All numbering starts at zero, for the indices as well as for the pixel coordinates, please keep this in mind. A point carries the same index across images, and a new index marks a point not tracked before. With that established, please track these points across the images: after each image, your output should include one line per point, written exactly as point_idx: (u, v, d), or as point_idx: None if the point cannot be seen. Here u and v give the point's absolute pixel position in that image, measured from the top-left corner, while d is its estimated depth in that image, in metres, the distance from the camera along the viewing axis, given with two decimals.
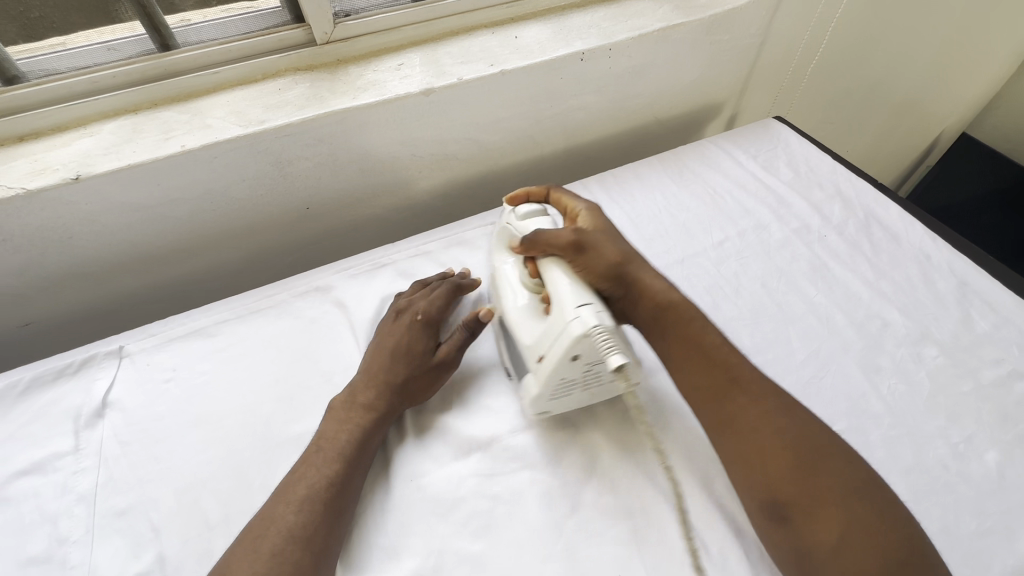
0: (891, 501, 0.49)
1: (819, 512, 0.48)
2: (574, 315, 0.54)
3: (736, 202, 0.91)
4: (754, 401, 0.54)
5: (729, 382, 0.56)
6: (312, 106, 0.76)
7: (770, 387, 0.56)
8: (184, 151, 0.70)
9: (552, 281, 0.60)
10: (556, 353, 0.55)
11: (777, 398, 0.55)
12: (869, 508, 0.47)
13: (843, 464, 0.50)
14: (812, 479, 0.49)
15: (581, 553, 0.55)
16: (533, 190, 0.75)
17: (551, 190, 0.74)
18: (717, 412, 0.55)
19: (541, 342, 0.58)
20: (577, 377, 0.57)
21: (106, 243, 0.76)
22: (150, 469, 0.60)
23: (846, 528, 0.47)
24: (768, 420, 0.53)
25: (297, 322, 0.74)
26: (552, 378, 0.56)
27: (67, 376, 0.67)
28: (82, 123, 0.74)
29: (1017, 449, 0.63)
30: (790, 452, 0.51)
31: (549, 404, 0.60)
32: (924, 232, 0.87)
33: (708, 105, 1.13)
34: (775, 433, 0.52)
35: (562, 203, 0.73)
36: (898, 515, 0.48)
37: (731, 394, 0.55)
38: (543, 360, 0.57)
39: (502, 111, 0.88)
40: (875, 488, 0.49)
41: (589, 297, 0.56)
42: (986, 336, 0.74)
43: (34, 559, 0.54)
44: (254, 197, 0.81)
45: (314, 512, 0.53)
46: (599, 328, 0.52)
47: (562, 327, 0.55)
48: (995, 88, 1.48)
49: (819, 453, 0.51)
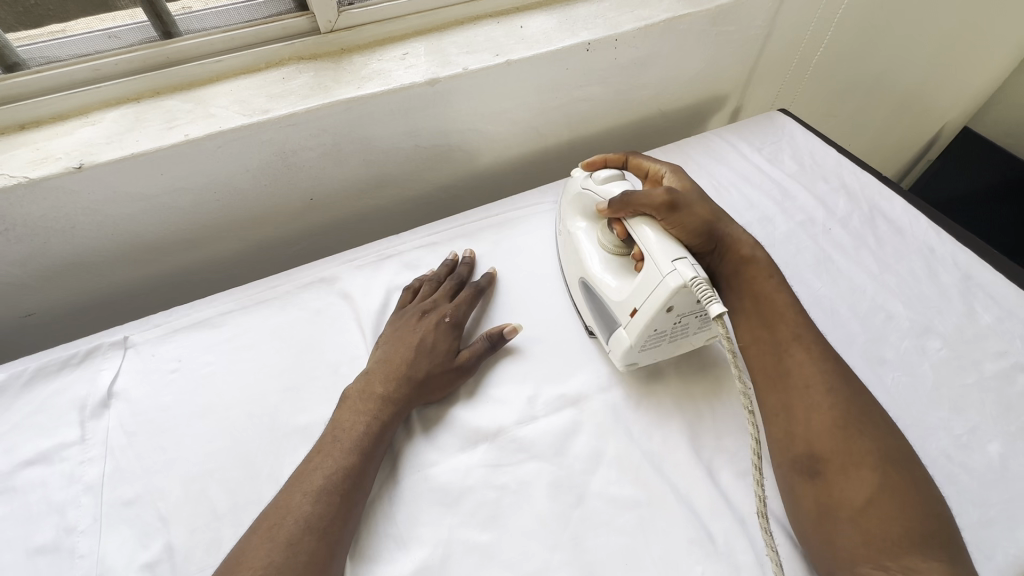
0: (926, 478, 0.51)
1: (854, 471, 0.52)
2: (669, 268, 0.58)
3: (741, 194, 0.91)
4: (810, 364, 0.59)
5: (794, 341, 0.61)
6: (317, 95, 0.75)
7: (831, 355, 0.60)
8: (188, 140, 0.70)
9: (640, 236, 0.63)
10: (654, 303, 0.59)
11: (835, 366, 0.59)
12: (902, 477, 0.51)
13: (888, 434, 0.54)
14: (854, 440, 0.53)
15: (588, 542, 0.56)
16: (611, 156, 0.79)
17: (630, 156, 0.78)
18: (776, 368, 0.61)
19: (635, 295, 0.62)
20: (668, 329, 0.61)
21: (110, 233, 0.76)
22: (157, 459, 0.60)
23: (874, 488, 0.50)
24: (820, 383, 0.57)
25: (303, 313, 0.74)
26: (648, 330, 0.61)
27: (71, 367, 0.67)
28: (84, 112, 0.73)
29: (1019, 440, 0.64)
30: (837, 412, 0.55)
31: (639, 357, 0.64)
32: (929, 225, 0.87)
33: (712, 97, 1.13)
34: (827, 396, 0.56)
35: (642, 167, 0.77)
36: (928, 491, 0.50)
37: (792, 352, 0.60)
38: (638, 313, 0.61)
39: (508, 101, 0.88)
40: (909, 461, 0.52)
41: (680, 252, 0.60)
42: (990, 328, 0.74)
43: (42, 548, 0.54)
44: (258, 187, 0.81)
45: (331, 504, 0.53)
46: (697, 279, 0.55)
47: (658, 279, 0.59)
48: (996, 80, 1.46)
49: (869, 417, 0.55)
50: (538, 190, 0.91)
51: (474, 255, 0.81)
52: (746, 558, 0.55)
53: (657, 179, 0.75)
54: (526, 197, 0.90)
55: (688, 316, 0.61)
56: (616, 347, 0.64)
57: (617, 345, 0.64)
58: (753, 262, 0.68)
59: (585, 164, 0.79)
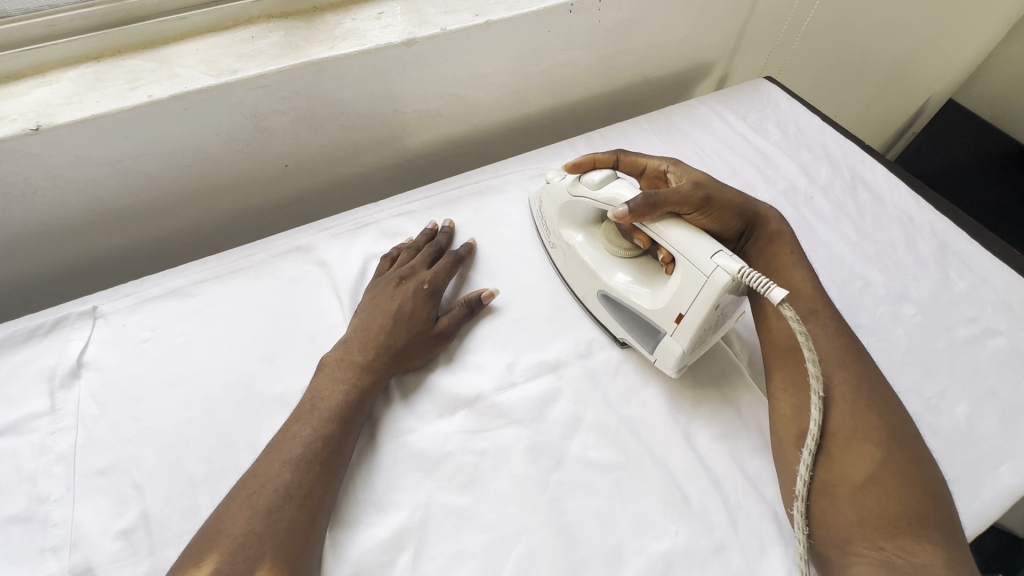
0: (926, 460, 0.53)
1: (858, 447, 0.53)
2: (712, 265, 0.56)
3: (725, 163, 0.90)
4: (826, 339, 0.60)
5: (810, 315, 0.62)
6: (288, 56, 0.72)
7: (846, 331, 0.62)
8: (153, 101, 0.67)
9: (667, 238, 0.60)
10: (704, 304, 0.57)
11: (850, 344, 0.60)
12: (903, 457, 0.52)
13: (894, 413, 0.55)
14: (863, 417, 0.54)
15: (565, 504, 0.57)
16: (600, 157, 0.75)
17: (620, 156, 0.76)
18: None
19: (678, 300, 0.59)
20: (712, 325, 0.60)
21: (76, 199, 0.73)
22: (130, 429, 0.60)
23: (875, 465, 0.52)
24: (835, 358, 0.58)
25: (278, 282, 0.72)
26: (699, 332, 0.59)
27: (39, 337, 0.65)
28: (39, 71, 0.69)
29: (986, 403, 0.65)
30: (848, 389, 0.56)
31: (687, 358, 0.62)
32: (908, 194, 0.87)
33: (699, 64, 1.11)
34: (840, 372, 0.58)
35: (638, 164, 0.76)
36: (925, 472, 0.52)
37: (808, 326, 0.62)
38: (686, 316, 0.58)
39: (489, 65, 0.85)
40: (914, 444, 0.54)
41: (713, 244, 0.58)
42: (963, 295, 0.75)
43: (14, 517, 0.54)
44: (229, 153, 0.78)
45: (310, 471, 0.53)
46: (744, 270, 0.54)
47: (702, 280, 0.56)
48: (987, 51, 1.45)
49: (879, 394, 0.56)
50: (519, 158, 0.90)
51: (454, 225, 0.79)
52: (719, 518, 0.57)
53: (657, 175, 0.75)
54: (507, 165, 0.88)
55: (731, 304, 0.60)
56: (666, 356, 0.62)
57: (666, 353, 0.62)
58: (778, 237, 0.70)
59: (567, 166, 0.74)
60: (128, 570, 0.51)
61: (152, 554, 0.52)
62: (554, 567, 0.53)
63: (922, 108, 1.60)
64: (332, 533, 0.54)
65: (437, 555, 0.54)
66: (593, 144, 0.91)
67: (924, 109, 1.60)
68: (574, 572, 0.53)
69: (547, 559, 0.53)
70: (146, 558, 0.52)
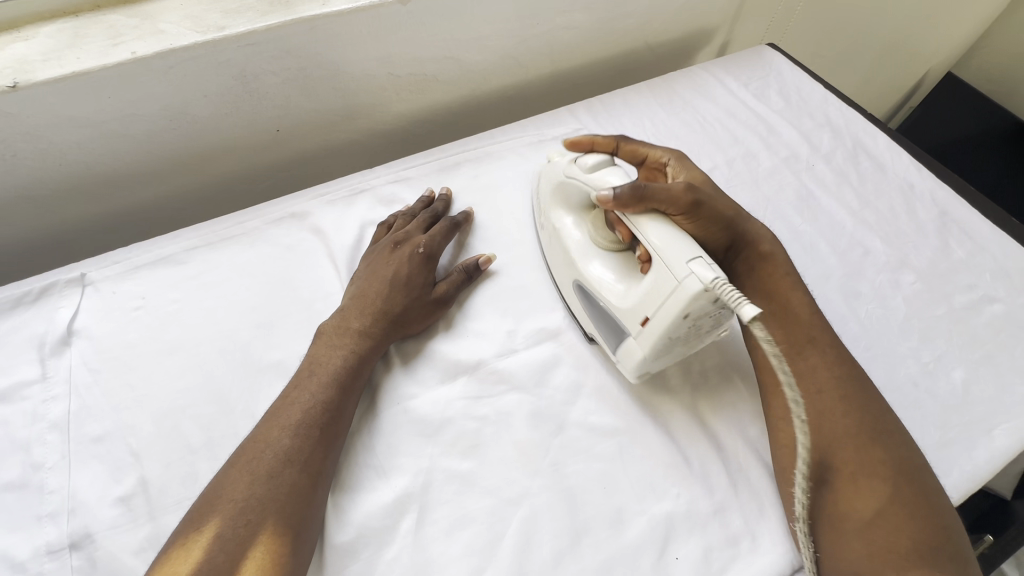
0: (936, 490, 0.49)
1: (864, 481, 0.49)
2: (685, 271, 0.51)
3: (727, 130, 0.89)
4: (825, 369, 0.56)
5: (808, 344, 0.58)
6: (278, 12, 0.69)
7: (846, 358, 0.57)
8: (136, 59, 0.64)
9: (647, 235, 0.55)
10: (671, 311, 0.52)
11: (849, 373, 0.55)
12: (913, 491, 0.48)
13: (901, 444, 0.51)
14: (868, 451, 0.50)
15: (567, 468, 0.57)
16: (599, 140, 0.70)
17: (622, 142, 0.70)
18: (787, 369, 0.57)
19: (646, 302, 0.55)
20: (682, 335, 0.55)
21: (58, 163, 0.70)
22: (125, 396, 0.58)
23: (885, 498, 0.48)
24: (834, 390, 0.54)
25: (273, 249, 0.71)
26: (662, 339, 0.54)
27: (26, 304, 0.63)
28: (15, 25, 0.66)
29: (981, 368, 0.66)
30: (852, 419, 0.52)
31: (651, 364, 0.58)
32: (910, 162, 0.87)
33: (700, 30, 1.08)
34: (841, 403, 0.53)
35: (637, 154, 0.69)
36: (936, 501, 0.48)
37: (806, 355, 0.57)
38: (650, 322, 0.54)
39: (486, 27, 0.82)
40: (924, 473, 0.50)
41: (694, 249, 0.52)
42: (961, 263, 0.76)
43: (9, 485, 0.53)
44: (217, 116, 0.75)
45: (309, 437, 0.52)
46: (718, 281, 0.49)
47: (672, 285, 0.52)
48: (989, 22, 1.42)
49: (885, 427, 0.52)
50: (518, 124, 0.87)
51: (451, 193, 0.77)
52: (719, 480, 0.57)
53: (658, 166, 0.69)
54: (506, 132, 0.86)
55: (708, 317, 0.54)
56: (627, 358, 0.58)
57: (627, 356, 0.58)
58: (771, 258, 0.64)
59: (568, 145, 0.72)
60: (128, 535, 0.51)
61: (152, 519, 0.52)
62: (557, 528, 0.53)
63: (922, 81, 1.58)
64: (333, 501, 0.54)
65: (440, 518, 0.54)
66: (593, 111, 0.89)
67: (923, 83, 1.59)
68: (577, 533, 0.53)
69: (550, 521, 0.54)
70: (146, 524, 0.52)
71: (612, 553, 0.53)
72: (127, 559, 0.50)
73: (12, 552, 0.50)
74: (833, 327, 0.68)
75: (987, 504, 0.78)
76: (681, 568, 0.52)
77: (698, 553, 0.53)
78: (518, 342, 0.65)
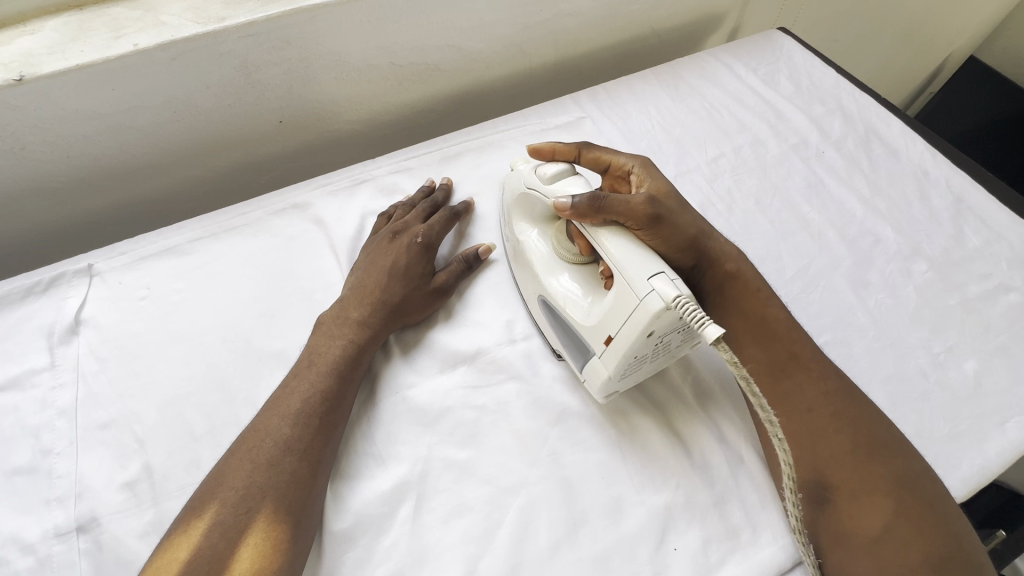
0: (940, 495, 0.47)
1: (865, 498, 0.47)
2: (646, 288, 0.49)
3: (734, 117, 0.87)
4: (812, 385, 0.52)
5: (791, 361, 0.54)
6: (278, 2, 0.69)
7: (831, 370, 0.54)
8: (138, 51, 0.64)
9: (604, 246, 0.53)
10: (633, 331, 0.50)
11: (837, 386, 0.52)
12: (914, 504, 0.46)
13: (901, 455, 0.49)
14: (864, 466, 0.48)
15: (565, 458, 0.57)
16: (560, 148, 0.66)
17: (583, 150, 0.65)
18: (774, 391, 0.53)
19: (609, 320, 0.53)
20: (649, 352, 0.53)
21: (65, 156, 0.71)
22: (130, 384, 0.60)
23: (890, 514, 0.46)
24: (825, 406, 0.51)
25: (275, 240, 0.71)
26: (626, 359, 0.52)
27: (36, 294, 0.65)
28: (21, 19, 0.67)
29: (995, 359, 0.64)
30: (847, 436, 0.49)
31: (618, 385, 0.56)
32: (925, 148, 0.84)
33: (709, 15, 1.06)
34: (832, 420, 0.50)
35: (601, 161, 0.65)
36: (943, 510, 0.46)
37: (791, 374, 0.53)
38: (613, 342, 0.52)
39: (487, 14, 0.81)
40: (926, 480, 0.47)
41: (657, 263, 0.50)
42: (977, 251, 0.73)
43: (19, 469, 0.54)
44: (221, 107, 0.76)
45: (309, 426, 0.53)
46: (680, 298, 0.47)
47: (634, 304, 0.49)
48: (1010, 6, 1.38)
49: (880, 439, 0.49)
50: (521, 112, 0.86)
51: (451, 183, 0.77)
52: (721, 472, 0.56)
53: (622, 175, 0.64)
54: (509, 120, 0.85)
55: (672, 334, 0.52)
56: (592, 377, 0.56)
57: (593, 376, 0.56)
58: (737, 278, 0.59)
59: (530, 152, 0.68)
60: (132, 519, 0.52)
61: (156, 504, 0.53)
62: (554, 518, 0.53)
63: (942, 65, 1.53)
64: (332, 499, 0.54)
65: (437, 507, 0.54)
66: (596, 100, 0.88)
67: (943, 68, 1.54)
68: (575, 523, 0.53)
69: (548, 511, 0.53)
70: (149, 509, 0.53)
71: (610, 543, 0.52)
72: (132, 542, 0.51)
73: (23, 534, 0.51)
74: (841, 317, 0.67)
75: (1002, 499, 0.76)
76: (680, 559, 0.52)
77: (696, 545, 0.52)
78: (516, 332, 0.65)
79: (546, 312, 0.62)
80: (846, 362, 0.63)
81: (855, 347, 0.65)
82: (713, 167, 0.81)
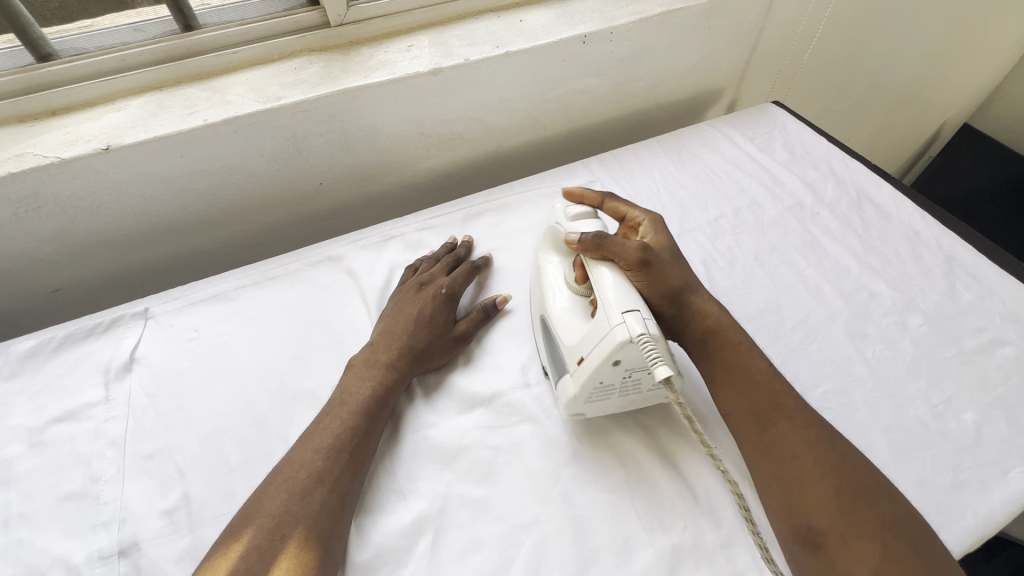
0: (926, 540, 0.48)
1: (855, 543, 0.48)
2: (619, 319, 0.53)
3: (733, 181, 0.94)
4: (796, 433, 0.55)
5: (774, 411, 0.57)
6: (326, 85, 0.79)
7: (813, 419, 0.56)
8: (207, 125, 0.74)
9: (598, 279, 0.59)
10: (599, 356, 0.54)
11: (820, 434, 0.55)
12: (902, 548, 0.47)
13: (882, 498, 0.51)
14: (850, 512, 0.49)
15: (576, 497, 0.59)
16: (589, 193, 0.72)
17: (606, 199, 0.72)
18: (761, 438, 0.56)
19: (583, 343, 0.57)
20: (617, 383, 0.57)
21: (133, 212, 0.81)
22: (174, 418, 0.65)
23: (879, 557, 0.47)
24: (808, 453, 0.53)
25: (311, 288, 0.78)
26: (592, 382, 0.57)
27: (97, 334, 0.72)
28: (110, 99, 0.79)
29: (994, 411, 0.66)
30: (831, 483, 0.51)
31: (584, 406, 0.60)
32: (914, 210, 0.90)
33: (709, 91, 1.16)
34: (818, 465, 0.52)
35: (618, 211, 0.72)
36: (930, 556, 0.47)
37: (776, 422, 0.56)
38: (582, 363, 0.57)
39: (506, 91, 0.92)
40: (911, 526, 0.49)
41: (636, 302, 0.55)
42: (970, 306, 0.77)
43: (70, 495, 0.59)
44: (270, 171, 0.85)
45: (340, 460, 0.57)
46: (644, 336, 0.51)
47: (605, 330, 0.54)
48: (996, 79, 1.48)
49: (862, 484, 0.51)
50: (537, 176, 0.95)
51: (472, 240, 0.84)
52: (727, 514, 0.58)
53: (633, 226, 0.71)
54: (524, 183, 0.93)
55: (639, 372, 0.56)
56: (563, 394, 0.61)
57: (563, 394, 0.60)
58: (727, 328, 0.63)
59: (564, 194, 0.74)
60: (170, 545, 0.56)
61: (192, 531, 0.57)
62: (565, 557, 0.55)
63: (939, 131, 1.62)
64: (356, 533, 0.57)
65: (454, 542, 0.56)
66: (606, 165, 0.96)
67: (938, 134, 1.63)
68: (585, 561, 0.55)
69: (559, 549, 0.56)
70: (186, 536, 0.56)
71: None
72: (167, 567, 0.54)
73: (69, 556, 0.55)
74: (840, 367, 0.70)
75: None
76: None
77: None
78: (529, 376, 0.69)
79: (543, 335, 0.68)
80: (845, 411, 0.66)
81: (854, 396, 0.67)
82: (715, 226, 0.87)
